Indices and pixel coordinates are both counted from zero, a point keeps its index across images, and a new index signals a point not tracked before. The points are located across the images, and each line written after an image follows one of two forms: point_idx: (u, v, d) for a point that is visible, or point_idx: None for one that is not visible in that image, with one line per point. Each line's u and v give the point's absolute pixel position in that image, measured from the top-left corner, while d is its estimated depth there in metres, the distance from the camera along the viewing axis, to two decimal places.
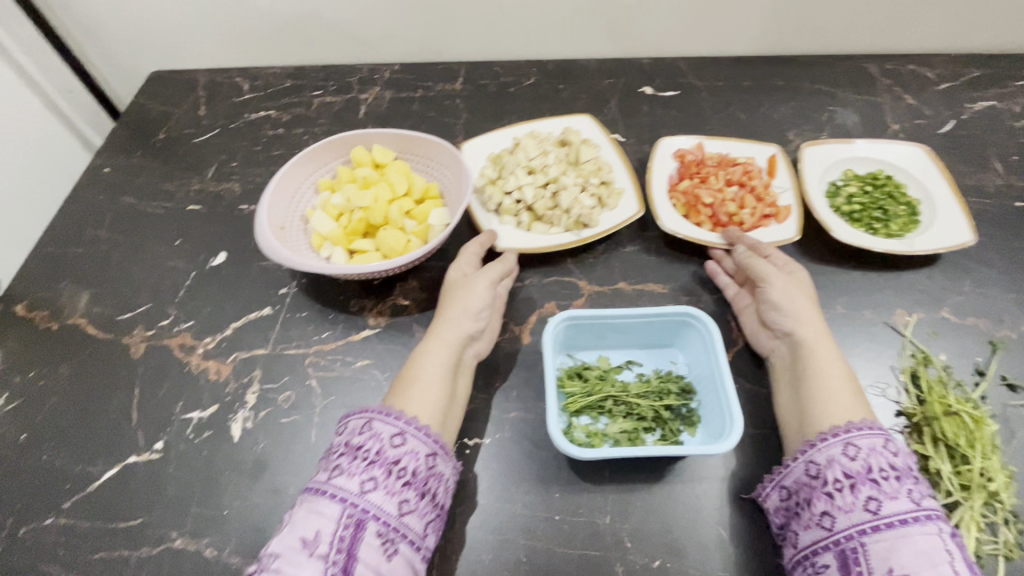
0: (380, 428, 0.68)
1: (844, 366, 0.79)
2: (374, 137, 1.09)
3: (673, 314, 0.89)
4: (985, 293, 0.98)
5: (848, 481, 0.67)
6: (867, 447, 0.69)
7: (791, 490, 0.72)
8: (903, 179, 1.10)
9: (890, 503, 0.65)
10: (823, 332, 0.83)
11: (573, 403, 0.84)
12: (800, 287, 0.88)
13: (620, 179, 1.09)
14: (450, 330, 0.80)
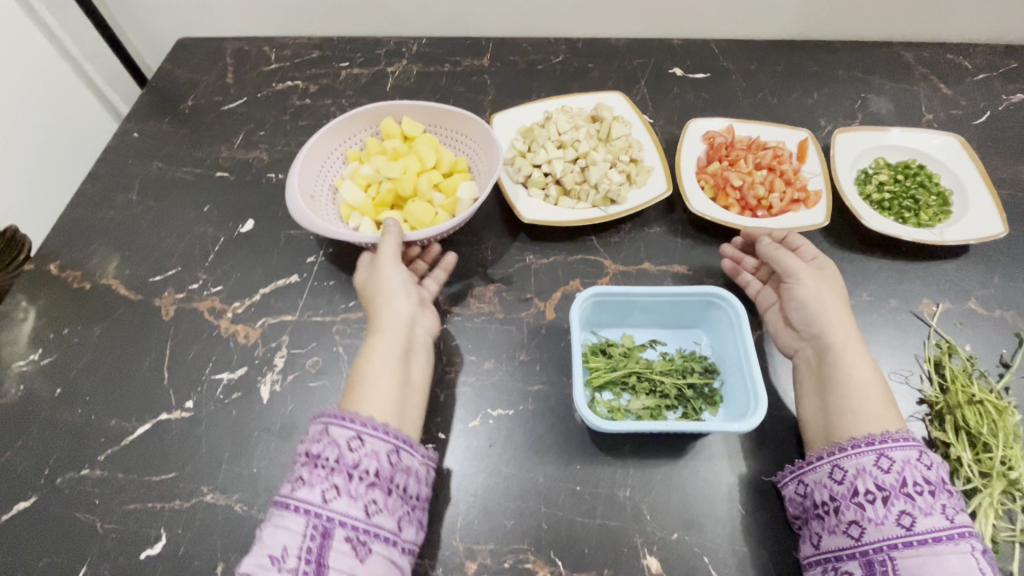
0: (336, 434, 0.70)
1: (873, 370, 0.79)
2: (403, 108, 1.11)
3: (701, 295, 0.90)
4: (1014, 285, 0.98)
5: (882, 494, 0.68)
6: (901, 460, 0.70)
7: (813, 491, 0.74)
8: (936, 169, 1.09)
9: (924, 520, 0.66)
10: (853, 335, 0.82)
11: (596, 378, 0.87)
12: (828, 283, 0.86)
13: (650, 158, 1.09)
14: (385, 319, 0.83)
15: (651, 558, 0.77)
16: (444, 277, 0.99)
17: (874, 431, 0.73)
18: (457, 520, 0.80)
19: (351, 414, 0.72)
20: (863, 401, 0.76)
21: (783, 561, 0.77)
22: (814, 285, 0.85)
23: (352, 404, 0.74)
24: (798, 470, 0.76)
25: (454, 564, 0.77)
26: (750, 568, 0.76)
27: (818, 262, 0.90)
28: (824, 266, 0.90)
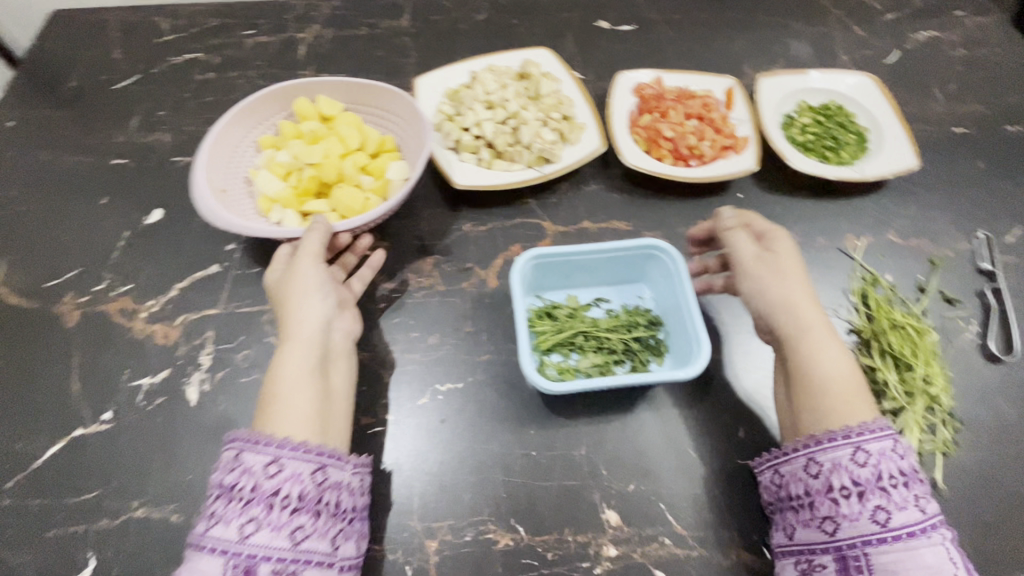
0: (251, 460, 0.63)
1: (849, 360, 0.73)
2: (316, 85, 1.01)
3: (641, 248, 0.89)
4: (927, 215, 1.03)
5: (857, 490, 0.65)
6: (877, 452, 0.66)
7: (787, 481, 0.71)
8: (853, 108, 1.13)
9: (899, 514, 0.63)
10: (817, 318, 0.75)
11: (543, 342, 0.86)
12: (783, 263, 0.78)
13: (582, 114, 1.07)
14: (294, 326, 0.74)
15: (611, 512, 0.78)
16: (371, 274, 0.92)
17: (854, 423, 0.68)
18: (414, 501, 0.78)
19: (260, 437, 0.65)
20: (835, 390, 0.71)
21: (734, 497, 0.79)
22: (762, 271, 0.78)
23: (261, 427, 0.67)
24: (774, 458, 0.73)
25: (414, 545, 0.75)
26: (705, 509, 0.78)
27: (775, 237, 0.82)
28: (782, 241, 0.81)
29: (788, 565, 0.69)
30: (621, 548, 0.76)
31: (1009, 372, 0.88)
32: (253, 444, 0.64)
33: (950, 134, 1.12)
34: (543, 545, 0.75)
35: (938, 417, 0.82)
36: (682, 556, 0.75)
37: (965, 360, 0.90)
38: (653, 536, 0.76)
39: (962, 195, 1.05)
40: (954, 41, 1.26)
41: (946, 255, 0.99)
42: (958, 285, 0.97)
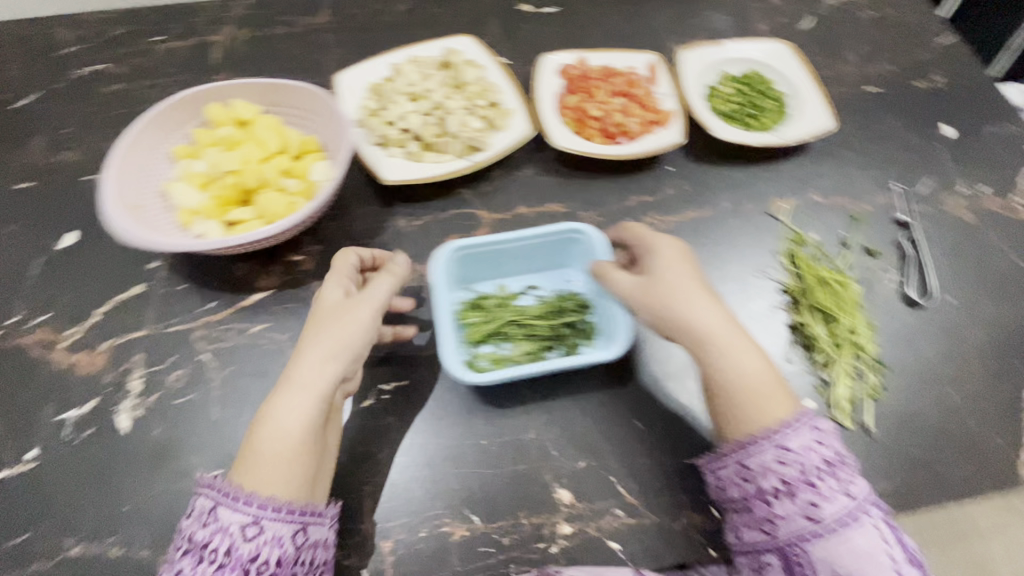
0: (228, 519, 0.61)
1: (762, 362, 0.73)
2: (228, 89, 0.97)
3: (561, 233, 0.90)
4: (847, 173, 1.08)
5: (787, 489, 0.67)
6: (800, 449, 0.68)
7: (725, 487, 0.72)
8: (772, 76, 1.16)
9: (828, 506, 0.66)
10: (708, 328, 0.73)
11: (474, 334, 0.87)
12: (663, 280, 0.77)
13: (509, 100, 1.06)
14: (302, 369, 0.67)
15: (563, 491, 0.79)
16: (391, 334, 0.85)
17: (774, 421, 0.70)
18: (365, 504, 0.77)
19: (232, 490, 0.62)
20: (745, 394, 0.71)
21: (681, 463, 0.81)
22: (644, 298, 0.77)
23: (235, 474, 0.64)
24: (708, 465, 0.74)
25: (369, 547, 0.75)
26: (654, 477, 0.80)
27: (655, 250, 0.81)
28: (660, 253, 0.80)
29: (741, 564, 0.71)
30: (574, 524, 0.77)
31: (928, 316, 0.94)
32: (229, 501, 0.61)
33: (863, 94, 1.17)
34: (498, 531, 0.76)
35: (861, 363, 0.86)
36: (634, 525, 0.77)
37: (888, 308, 0.94)
38: (605, 510, 0.78)
39: (878, 151, 1.10)
40: (863, 3, 1.30)
41: (866, 210, 1.04)
42: (878, 237, 1.01)
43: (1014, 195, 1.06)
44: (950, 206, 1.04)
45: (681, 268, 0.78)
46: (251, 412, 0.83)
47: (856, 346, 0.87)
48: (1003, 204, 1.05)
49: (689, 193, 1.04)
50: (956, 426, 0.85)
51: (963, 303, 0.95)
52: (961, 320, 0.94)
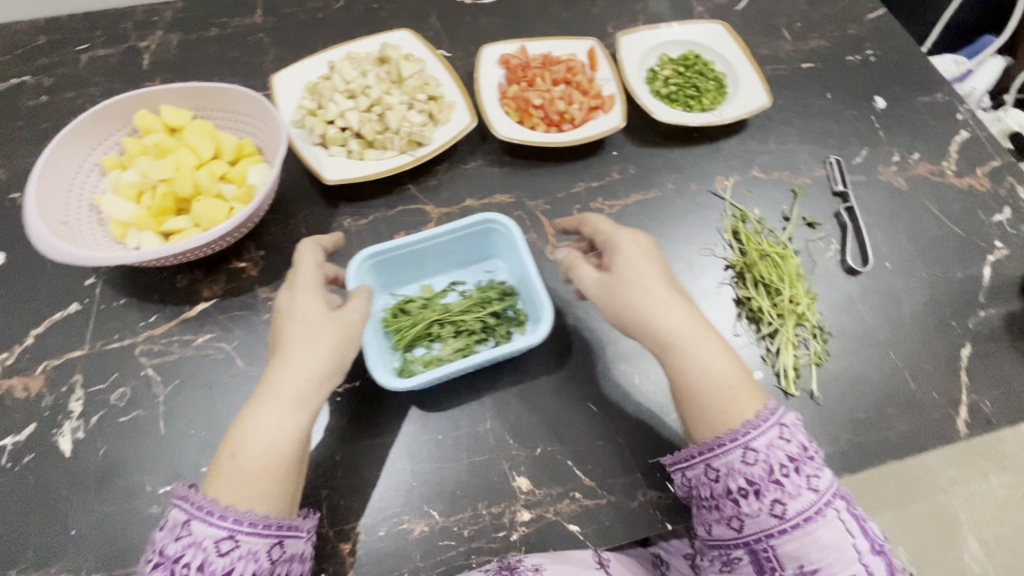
0: (201, 533, 0.58)
1: (727, 359, 0.70)
2: (155, 95, 0.93)
3: (474, 225, 0.89)
4: (786, 148, 1.10)
5: (753, 488, 0.65)
6: (764, 446, 0.65)
7: (691, 485, 0.70)
8: (710, 56, 1.18)
9: (794, 503, 0.63)
10: (670, 328, 0.71)
11: (402, 340, 0.85)
12: (627, 276, 0.74)
13: (450, 93, 1.05)
14: (281, 378, 0.64)
15: (521, 478, 0.79)
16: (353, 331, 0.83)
17: (737, 422, 0.67)
18: (321, 509, 0.76)
19: (210, 505, 0.59)
20: (708, 394, 0.69)
21: (636, 442, 0.82)
22: (608, 296, 0.75)
23: (211, 488, 0.60)
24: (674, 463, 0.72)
25: (328, 551, 0.74)
26: (611, 458, 0.81)
27: (620, 246, 0.78)
28: (625, 250, 0.77)
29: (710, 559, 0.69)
30: (534, 511, 0.78)
31: (866, 282, 0.97)
32: (205, 516, 0.57)
33: (799, 70, 1.19)
34: (458, 524, 0.76)
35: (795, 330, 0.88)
36: (593, 506, 0.78)
37: (828, 277, 0.97)
38: (564, 494, 0.79)
39: (814, 125, 1.13)
40: None
41: (805, 183, 1.07)
42: (818, 209, 1.04)
43: (944, 160, 1.10)
44: (884, 175, 1.08)
45: (646, 265, 0.75)
46: (200, 425, 0.81)
47: (796, 314, 0.89)
48: (933, 170, 1.09)
49: (635, 177, 1.05)
50: (897, 385, 0.89)
51: (899, 268, 0.99)
52: (897, 284, 0.97)
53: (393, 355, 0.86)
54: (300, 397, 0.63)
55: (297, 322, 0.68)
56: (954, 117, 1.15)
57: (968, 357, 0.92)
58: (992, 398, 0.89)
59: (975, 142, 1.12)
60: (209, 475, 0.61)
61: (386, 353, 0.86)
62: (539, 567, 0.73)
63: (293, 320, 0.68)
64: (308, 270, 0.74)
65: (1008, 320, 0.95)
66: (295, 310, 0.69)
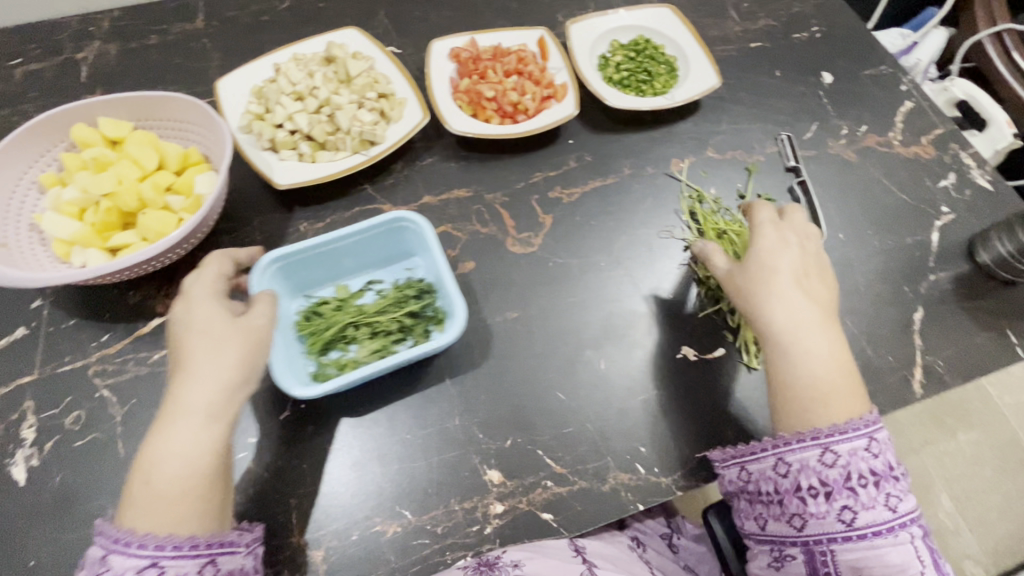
0: (121, 565, 0.57)
1: (832, 365, 0.73)
2: (93, 107, 0.90)
3: (385, 224, 0.86)
4: (738, 127, 1.12)
5: (826, 490, 0.69)
6: (847, 453, 0.69)
7: (757, 480, 0.74)
8: (660, 40, 1.18)
9: (865, 514, 0.68)
10: (787, 323, 0.74)
11: (313, 344, 0.83)
12: (765, 267, 0.77)
13: (400, 90, 1.04)
14: (184, 396, 0.62)
15: (492, 471, 0.79)
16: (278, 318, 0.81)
17: (823, 424, 0.71)
18: (292, 517, 0.75)
19: (127, 537, 0.58)
20: (800, 390, 0.72)
21: (603, 427, 0.83)
22: (739, 282, 0.78)
23: (126, 519, 0.59)
24: (741, 456, 0.76)
25: (299, 560, 0.73)
26: (580, 444, 0.82)
27: (761, 240, 0.79)
28: (762, 244, 0.79)
29: (761, 552, 0.74)
30: (507, 502, 0.78)
31: None
32: (122, 547, 0.57)
33: (748, 50, 1.21)
34: (431, 522, 0.76)
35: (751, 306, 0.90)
36: (565, 494, 0.79)
37: None
38: (535, 483, 0.79)
39: (765, 103, 1.15)
40: None
41: (758, 161, 1.08)
42: (772, 185, 1.06)
43: (891, 131, 1.13)
44: (834, 149, 1.10)
45: (786, 262, 0.77)
46: None
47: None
48: (880, 141, 1.12)
49: (592, 164, 1.06)
50: (854, 352, 0.91)
51: (851, 239, 1.01)
52: (850, 254, 1.00)
53: (307, 360, 0.84)
54: (210, 412, 0.62)
55: (195, 336, 0.66)
56: (899, 88, 1.18)
57: (920, 320, 0.95)
58: (945, 358, 0.92)
59: (919, 112, 1.16)
60: (124, 505, 0.60)
61: (300, 357, 0.83)
62: (519, 562, 0.77)
63: (191, 334, 0.66)
64: (205, 280, 0.71)
65: (956, 282, 0.99)
66: (192, 324, 0.67)
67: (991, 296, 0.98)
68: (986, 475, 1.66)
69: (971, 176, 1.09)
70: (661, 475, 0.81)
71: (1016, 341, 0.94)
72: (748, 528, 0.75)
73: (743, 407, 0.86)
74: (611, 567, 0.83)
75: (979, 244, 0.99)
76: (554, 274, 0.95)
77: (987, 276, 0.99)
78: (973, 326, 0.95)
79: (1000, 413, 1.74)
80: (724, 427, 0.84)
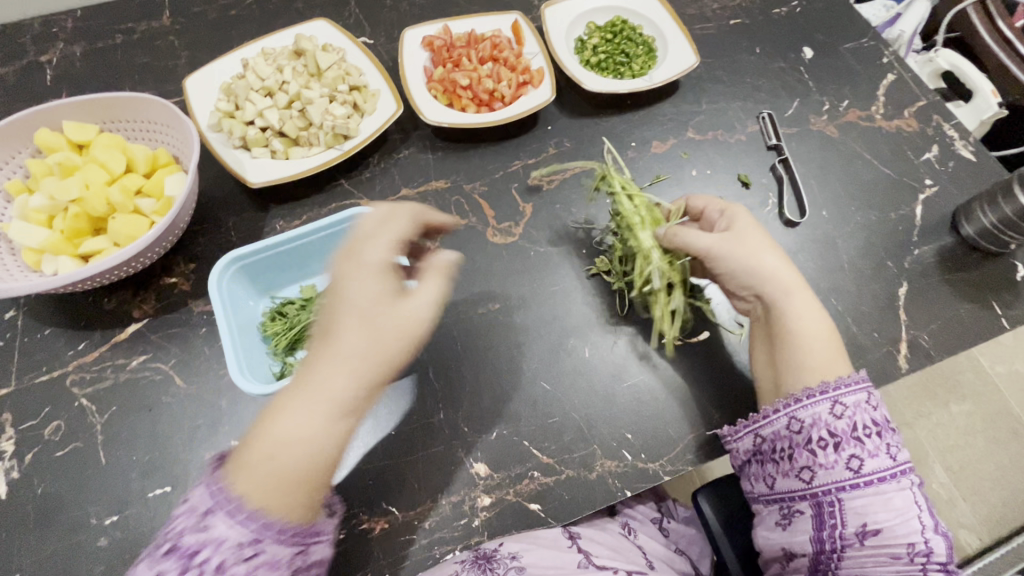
0: (223, 529, 0.54)
1: (822, 319, 0.78)
2: (56, 110, 0.88)
3: (347, 220, 0.84)
4: (718, 106, 1.10)
5: (834, 440, 0.69)
6: (853, 404, 0.70)
7: (769, 442, 0.74)
8: (638, 21, 1.15)
9: (871, 461, 0.67)
10: (784, 282, 0.79)
11: (279, 344, 0.82)
12: (745, 237, 0.82)
13: (374, 81, 1.02)
14: (329, 374, 0.62)
15: (479, 464, 0.79)
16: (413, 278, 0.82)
17: (830, 377, 0.73)
18: None
19: (236, 500, 0.55)
20: (804, 345, 0.75)
21: (589, 414, 0.83)
22: (732, 249, 0.81)
23: (234, 478, 0.56)
24: (753, 423, 0.76)
25: None
26: (566, 433, 0.81)
27: (737, 212, 0.86)
28: (741, 216, 0.85)
29: (769, 513, 0.73)
30: (494, 494, 0.77)
31: (803, 232, 0.99)
32: (232, 513, 0.54)
33: (727, 27, 1.19)
34: (419, 517, 0.76)
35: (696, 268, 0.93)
36: (552, 483, 0.79)
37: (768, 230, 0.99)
38: (522, 474, 0.79)
39: (745, 81, 1.13)
40: None
41: (740, 140, 1.07)
42: (754, 164, 1.05)
43: (873, 105, 1.12)
44: (816, 125, 1.09)
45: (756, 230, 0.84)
46: (142, 450, 0.78)
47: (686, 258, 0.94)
48: (862, 115, 1.11)
49: (571, 150, 1.04)
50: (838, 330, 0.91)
51: (835, 216, 1.01)
52: (833, 232, 0.99)
53: (273, 359, 0.83)
54: (350, 405, 0.62)
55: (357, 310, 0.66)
56: (880, 61, 1.17)
57: (905, 295, 0.94)
58: (929, 332, 0.92)
59: (901, 85, 1.14)
60: (235, 462, 0.57)
61: (266, 357, 0.82)
62: (516, 554, 0.76)
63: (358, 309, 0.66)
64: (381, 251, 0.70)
65: (941, 255, 0.98)
66: (357, 297, 0.67)
67: (976, 269, 0.97)
68: (979, 445, 1.67)
69: (953, 147, 1.08)
70: (648, 461, 0.80)
71: (1001, 312, 0.94)
72: (757, 489, 0.74)
73: (728, 388, 0.85)
74: (607, 555, 0.82)
75: (962, 216, 0.98)
76: (536, 262, 0.94)
77: (970, 248, 0.98)
78: (957, 299, 0.95)
79: (991, 383, 1.75)
80: (710, 410, 0.84)
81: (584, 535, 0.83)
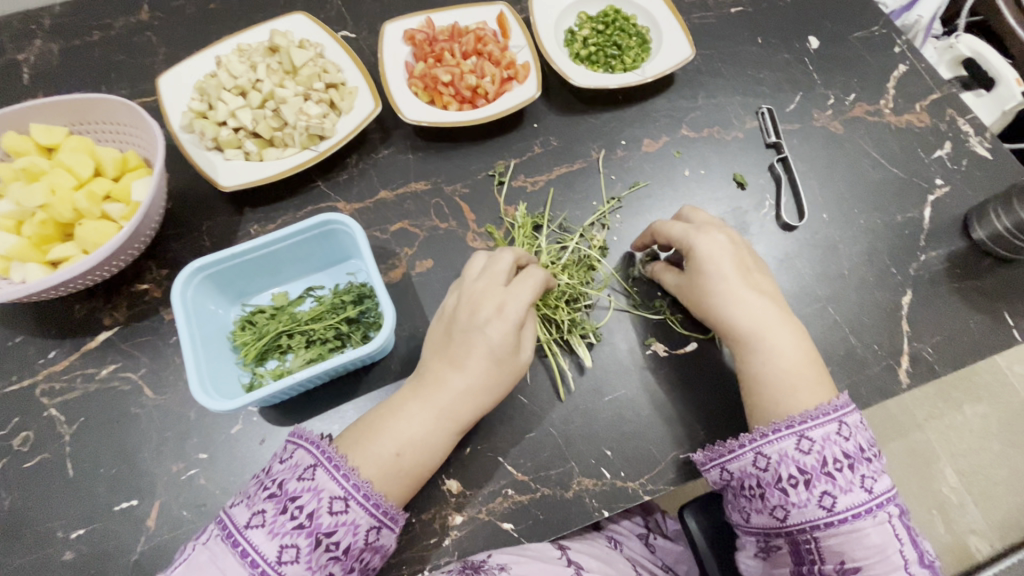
0: (323, 482, 0.63)
1: (799, 353, 0.73)
2: (23, 113, 0.86)
3: (314, 228, 0.81)
4: (715, 102, 1.04)
5: (804, 478, 0.66)
6: (821, 438, 0.67)
7: (737, 478, 0.70)
8: (632, 10, 1.09)
9: (844, 498, 0.64)
10: (750, 324, 0.74)
11: (246, 356, 0.79)
12: (704, 283, 0.77)
13: (352, 78, 0.98)
14: (448, 405, 0.69)
15: (450, 481, 0.76)
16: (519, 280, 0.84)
17: (796, 411, 0.69)
18: None
19: (346, 470, 0.64)
20: (774, 382, 0.71)
21: (567, 430, 0.80)
22: (692, 296, 0.79)
23: (350, 455, 0.66)
24: (718, 456, 0.72)
25: None
26: (543, 450, 0.78)
27: (696, 248, 0.78)
28: (700, 253, 0.77)
29: (747, 544, 0.71)
30: (466, 513, 0.75)
31: (801, 236, 0.93)
32: (334, 468, 0.63)
33: (728, 15, 1.12)
34: None
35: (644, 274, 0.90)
36: (526, 502, 0.76)
37: (764, 234, 0.94)
38: (496, 492, 0.76)
39: (745, 74, 1.07)
40: None
41: (737, 138, 1.01)
42: (750, 163, 0.99)
43: (882, 99, 1.05)
44: (819, 121, 1.03)
45: (720, 267, 0.76)
46: (110, 463, 0.77)
47: (625, 268, 0.91)
48: (870, 110, 1.04)
49: (557, 149, 1.00)
50: (835, 342, 0.86)
51: (837, 219, 0.95)
52: (834, 236, 0.94)
53: (243, 370, 0.81)
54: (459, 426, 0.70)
55: (491, 351, 0.70)
56: (892, 51, 1.09)
57: (909, 304, 0.89)
58: (934, 344, 0.86)
59: (913, 76, 1.07)
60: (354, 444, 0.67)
61: (235, 368, 0.81)
62: (505, 565, 0.70)
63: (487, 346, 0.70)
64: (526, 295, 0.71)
65: (950, 261, 0.92)
66: (494, 339, 0.70)
67: (988, 276, 0.91)
68: (993, 448, 1.60)
69: (968, 144, 1.01)
70: (628, 479, 0.77)
71: (1013, 323, 0.88)
72: (734, 521, 0.71)
73: (713, 404, 0.81)
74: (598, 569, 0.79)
75: (974, 219, 0.92)
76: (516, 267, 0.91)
77: (982, 253, 0.92)
78: (966, 309, 0.89)
79: (1010, 386, 1.67)
80: (695, 427, 0.80)
81: (573, 547, 0.82)
